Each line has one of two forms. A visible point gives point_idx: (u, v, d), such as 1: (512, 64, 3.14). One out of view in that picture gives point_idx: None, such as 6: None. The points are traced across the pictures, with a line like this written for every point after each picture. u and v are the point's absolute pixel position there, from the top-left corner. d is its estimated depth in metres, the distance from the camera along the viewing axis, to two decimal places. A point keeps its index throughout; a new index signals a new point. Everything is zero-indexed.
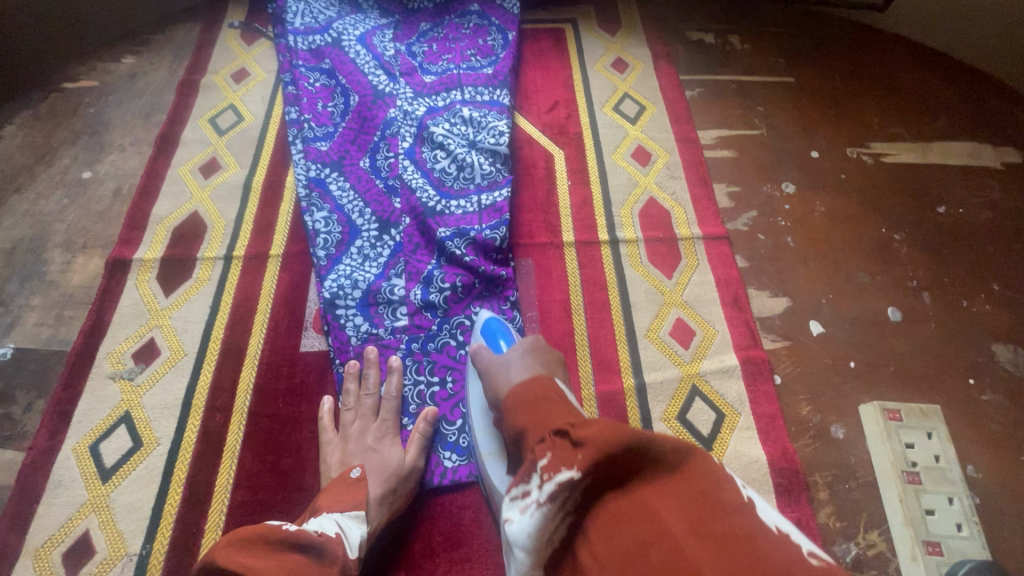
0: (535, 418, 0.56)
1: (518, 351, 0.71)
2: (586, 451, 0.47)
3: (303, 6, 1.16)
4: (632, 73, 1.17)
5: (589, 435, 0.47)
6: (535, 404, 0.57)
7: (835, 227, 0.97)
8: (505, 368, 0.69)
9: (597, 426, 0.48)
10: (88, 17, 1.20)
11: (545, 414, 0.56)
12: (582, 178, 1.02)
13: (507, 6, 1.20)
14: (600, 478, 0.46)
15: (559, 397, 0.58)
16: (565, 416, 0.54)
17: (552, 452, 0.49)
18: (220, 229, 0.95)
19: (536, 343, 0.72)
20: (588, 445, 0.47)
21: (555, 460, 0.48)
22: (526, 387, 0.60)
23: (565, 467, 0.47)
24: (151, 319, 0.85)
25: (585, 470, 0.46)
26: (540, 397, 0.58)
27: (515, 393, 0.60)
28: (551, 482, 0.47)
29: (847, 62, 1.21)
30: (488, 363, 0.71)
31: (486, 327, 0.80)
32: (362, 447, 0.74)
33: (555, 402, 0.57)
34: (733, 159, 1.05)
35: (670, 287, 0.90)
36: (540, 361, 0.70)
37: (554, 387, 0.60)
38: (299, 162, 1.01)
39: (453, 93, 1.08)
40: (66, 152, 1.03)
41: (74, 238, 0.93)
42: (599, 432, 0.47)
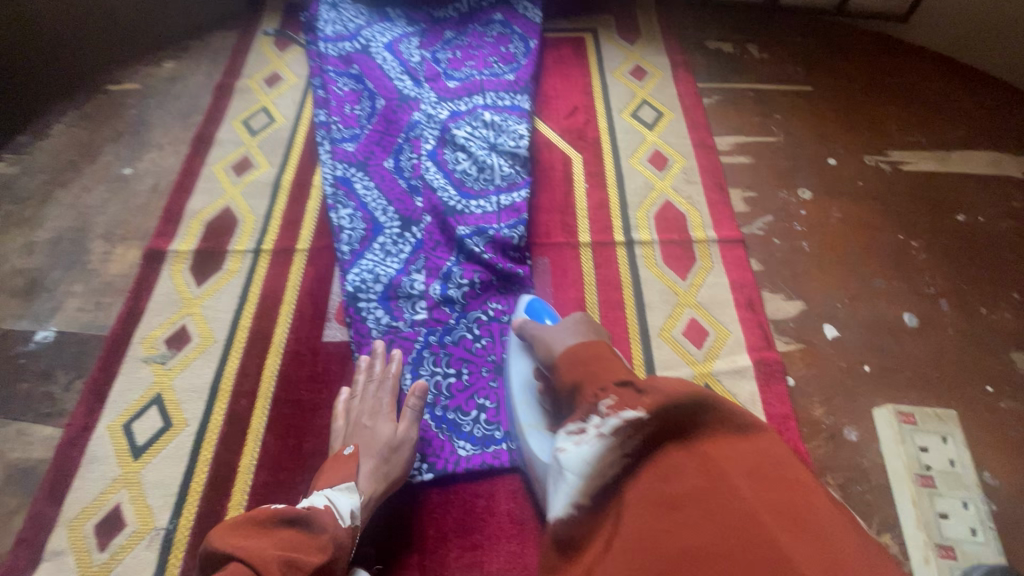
0: (594, 370, 0.60)
1: (570, 318, 0.73)
2: (654, 399, 0.51)
3: (334, 15, 1.22)
4: (651, 80, 1.20)
5: (660, 387, 0.52)
6: (595, 361, 0.62)
7: (852, 233, 0.97)
8: (559, 331, 0.71)
9: (663, 382, 0.53)
10: (131, 25, 1.26)
11: (599, 369, 0.60)
12: (599, 182, 1.04)
13: (529, 15, 1.24)
14: (664, 427, 0.50)
15: (615, 358, 0.62)
16: (625, 374, 0.59)
17: (616, 396, 0.54)
18: (251, 224, 0.99)
19: (587, 316, 0.73)
20: (655, 395, 0.51)
21: (620, 402, 0.53)
22: (586, 346, 0.64)
23: (632, 408, 0.51)
24: (183, 307, 0.89)
25: (651, 413, 0.50)
26: (600, 356, 0.62)
27: (574, 350, 0.65)
28: (617, 417, 0.51)
29: (866, 71, 1.21)
30: (540, 329, 0.74)
31: (529, 307, 0.83)
32: (357, 426, 0.76)
33: (617, 361, 0.62)
34: (750, 164, 1.07)
35: (684, 288, 0.91)
36: (592, 330, 0.71)
37: (609, 349, 0.63)
38: (326, 162, 1.05)
39: (475, 97, 1.12)
40: (109, 149, 1.09)
41: (114, 230, 0.98)
42: (666, 386, 0.52)
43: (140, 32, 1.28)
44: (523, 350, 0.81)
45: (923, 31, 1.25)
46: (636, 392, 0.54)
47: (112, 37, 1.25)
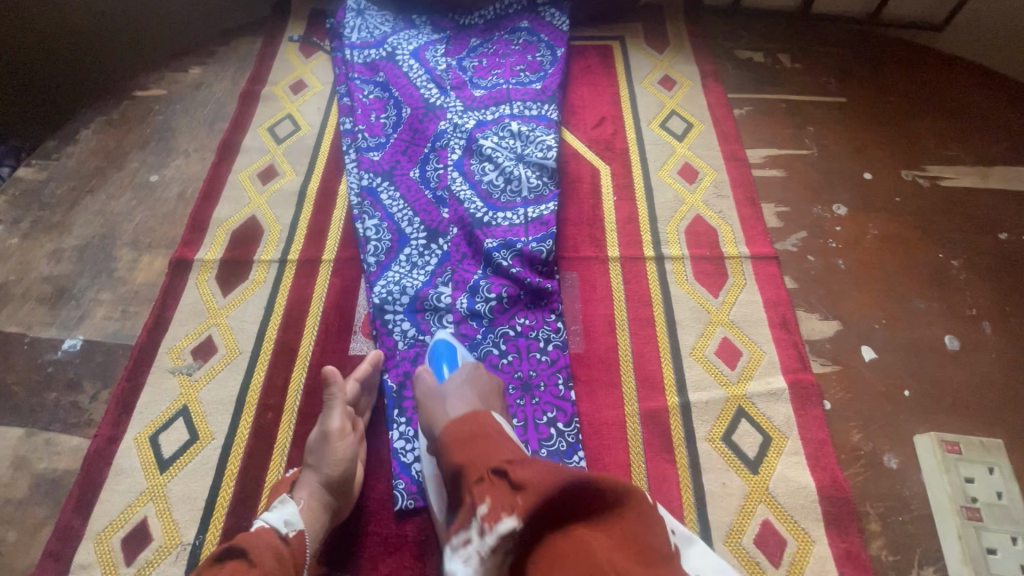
0: (471, 455, 0.59)
1: (458, 378, 0.72)
2: (526, 497, 0.50)
3: (360, 21, 1.21)
4: (680, 90, 1.18)
5: (529, 479, 0.51)
6: (471, 444, 0.61)
7: (889, 251, 0.95)
8: (443, 397, 0.70)
9: (534, 472, 0.52)
10: (157, 29, 1.27)
11: (479, 449, 0.59)
12: (628, 195, 1.02)
13: (557, 23, 1.22)
14: (539, 519, 0.48)
15: (494, 433, 0.62)
16: (503, 453, 0.58)
17: (490, 497, 0.52)
18: (276, 234, 0.98)
19: (474, 372, 0.74)
20: (529, 490, 0.50)
21: (494, 506, 0.51)
22: (464, 425, 0.64)
23: (506, 515, 0.50)
24: (209, 317, 0.89)
25: (523, 516, 0.49)
26: (476, 435, 0.62)
27: (451, 430, 0.64)
28: (493, 531, 0.50)
29: (902, 82, 1.19)
30: (426, 391, 0.72)
31: (433, 350, 0.80)
32: None
33: (493, 440, 0.61)
34: (782, 179, 1.04)
35: (716, 306, 0.89)
36: (476, 392, 0.71)
37: (491, 423, 0.64)
38: (352, 171, 1.04)
39: (502, 107, 1.10)
40: (136, 156, 1.09)
41: (141, 238, 0.98)
42: (537, 477, 0.51)
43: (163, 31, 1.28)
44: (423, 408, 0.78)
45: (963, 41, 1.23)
46: (509, 488, 0.52)
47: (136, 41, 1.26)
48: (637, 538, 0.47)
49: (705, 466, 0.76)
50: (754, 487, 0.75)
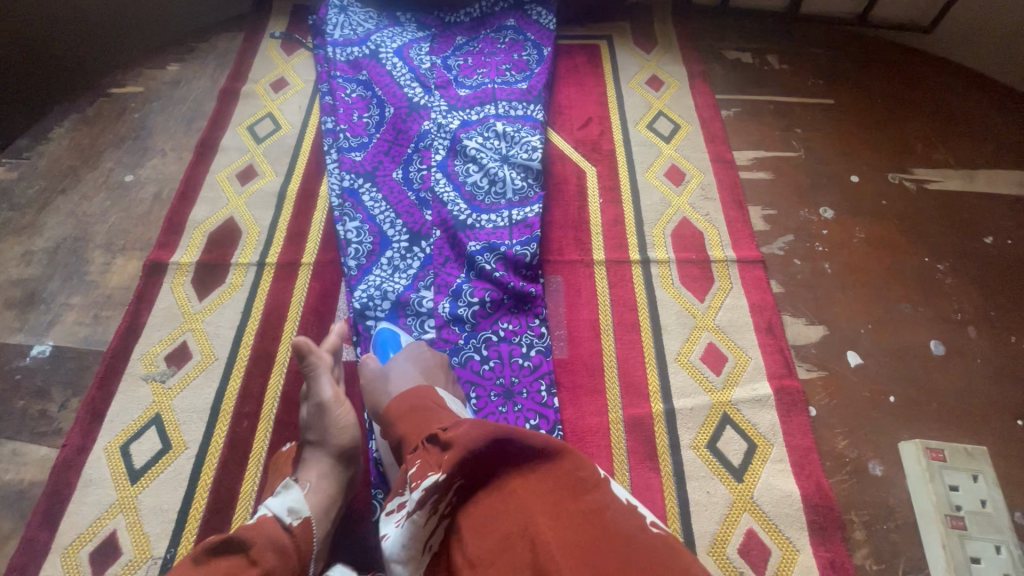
0: (410, 426, 0.59)
1: (399, 359, 0.74)
2: (452, 454, 0.48)
3: (343, 18, 1.19)
4: (667, 91, 1.16)
5: (459, 435, 0.48)
6: (410, 414, 0.60)
7: (876, 255, 0.94)
8: (386, 377, 0.73)
9: (461, 425, 0.50)
10: (130, 22, 1.23)
11: (421, 421, 0.59)
12: (614, 197, 1.01)
13: (544, 21, 1.21)
14: (467, 473, 0.48)
15: (435, 401, 0.62)
16: (439, 421, 0.58)
17: (420, 460, 0.51)
18: (254, 236, 0.96)
19: (420, 351, 0.76)
20: (455, 447, 0.48)
21: (422, 467, 0.50)
22: (403, 397, 0.63)
23: (433, 471, 0.48)
24: (184, 322, 0.87)
25: (451, 472, 0.47)
26: (415, 405, 0.61)
27: (393, 403, 0.63)
28: (417, 489, 0.48)
29: (890, 84, 1.18)
30: (372, 375, 0.74)
31: (379, 337, 0.82)
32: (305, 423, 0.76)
33: (431, 409, 0.60)
34: (769, 181, 1.03)
35: (701, 311, 0.88)
36: (420, 368, 0.73)
37: (432, 394, 0.64)
38: (333, 172, 1.02)
39: (487, 107, 1.09)
40: (111, 155, 1.06)
41: (114, 240, 0.95)
42: (464, 431, 0.49)
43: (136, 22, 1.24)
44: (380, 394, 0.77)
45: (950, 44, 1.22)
46: (438, 449, 0.50)
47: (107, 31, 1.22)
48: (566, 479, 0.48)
49: (689, 475, 0.75)
50: (738, 496, 0.74)
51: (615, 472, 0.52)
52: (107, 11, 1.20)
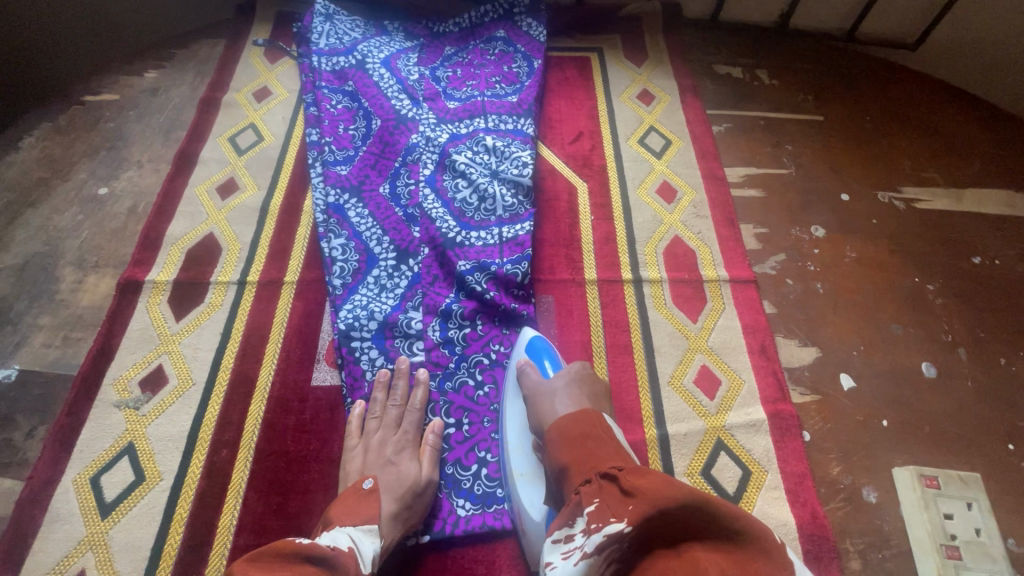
0: (579, 455, 0.59)
1: (564, 379, 0.73)
2: (638, 505, 0.47)
3: (328, 26, 1.16)
4: (658, 105, 1.15)
5: (643, 488, 0.48)
6: (580, 440, 0.61)
7: (867, 274, 0.94)
8: (552, 396, 0.72)
9: (648, 479, 0.49)
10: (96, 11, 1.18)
11: (589, 453, 0.59)
12: (605, 214, 0.99)
13: (533, 33, 1.19)
14: (651, 530, 0.45)
15: (609, 436, 0.62)
16: (614, 459, 0.57)
17: (600, 498, 0.51)
18: (235, 253, 0.92)
19: (584, 373, 0.75)
20: (639, 499, 0.47)
21: (603, 508, 0.50)
22: (573, 421, 0.64)
23: (614, 520, 0.47)
24: (160, 345, 0.83)
25: (637, 523, 0.45)
26: (587, 434, 0.62)
27: (563, 425, 0.64)
28: (598, 532, 0.47)
29: (877, 101, 1.19)
30: (533, 387, 0.74)
31: (530, 345, 0.80)
32: (381, 460, 0.73)
33: (607, 443, 0.60)
34: (762, 198, 1.03)
35: (694, 332, 0.87)
36: (585, 393, 0.73)
37: (602, 424, 0.64)
38: (318, 186, 0.99)
39: (477, 120, 1.07)
40: (84, 166, 1.02)
41: (86, 256, 0.91)
42: (651, 486, 0.48)
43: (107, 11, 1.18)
44: (518, 394, 0.78)
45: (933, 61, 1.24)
46: (619, 493, 0.50)
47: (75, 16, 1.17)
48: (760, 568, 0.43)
49: None
50: None
51: None
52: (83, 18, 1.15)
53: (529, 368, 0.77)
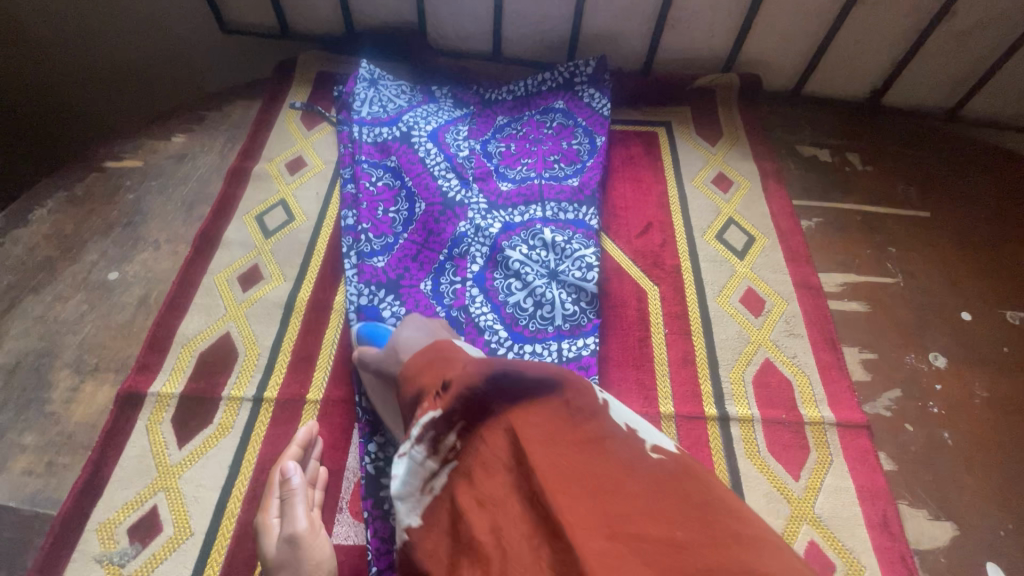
0: (427, 377, 0.57)
1: (405, 329, 0.72)
2: (453, 397, 0.52)
3: (372, 93, 1.06)
4: (737, 193, 1.02)
5: (455, 378, 0.53)
6: (426, 365, 0.58)
7: (1004, 423, 0.77)
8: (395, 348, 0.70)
9: (461, 369, 0.53)
10: (143, 57, 1.21)
11: (429, 364, 0.58)
12: (681, 327, 0.85)
13: (597, 105, 1.06)
14: (464, 408, 0.51)
15: (454, 351, 0.59)
16: (449, 366, 0.57)
17: (430, 402, 0.54)
18: (253, 361, 0.80)
19: (413, 319, 0.74)
20: (453, 388, 0.52)
21: (432, 411, 0.53)
22: (421, 352, 0.61)
23: (430, 409, 0.53)
24: (157, 478, 0.70)
25: (448, 409, 0.52)
26: (433, 357, 0.59)
27: (408, 361, 0.61)
28: (417, 426, 0.53)
29: (989, 194, 1.04)
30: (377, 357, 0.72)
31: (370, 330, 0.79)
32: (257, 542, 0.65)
33: (447, 357, 0.58)
34: (865, 314, 0.87)
35: (797, 493, 0.71)
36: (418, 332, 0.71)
37: (443, 345, 0.61)
38: (351, 280, 0.87)
39: (533, 207, 0.94)
40: (96, 245, 0.92)
41: (86, 357, 0.80)
42: (463, 373, 0.53)
43: (148, 58, 1.21)
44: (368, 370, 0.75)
45: None
46: (442, 389, 0.54)
47: (123, 62, 1.21)
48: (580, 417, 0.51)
49: None
50: None
51: (616, 398, 0.54)
52: (137, 67, 1.22)
53: (363, 350, 0.75)
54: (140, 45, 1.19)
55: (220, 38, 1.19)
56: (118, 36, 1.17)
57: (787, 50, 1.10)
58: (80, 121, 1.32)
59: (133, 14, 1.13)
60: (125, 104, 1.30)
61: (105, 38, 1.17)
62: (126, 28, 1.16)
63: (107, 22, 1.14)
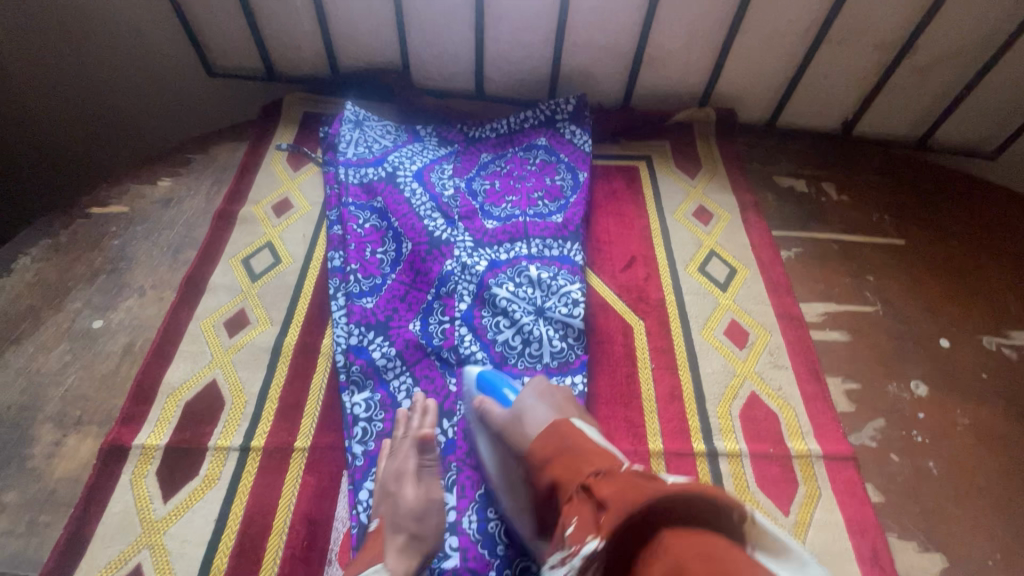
0: (562, 470, 0.61)
1: (526, 398, 0.72)
2: (607, 517, 0.50)
3: (357, 134, 1.07)
4: (717, 225, 1.04)
5: (609, 495, 0.52)
6: (555, 456, 0.63)
7: (986, 449, 0.79)
8: (520, 416, 0.70)
9: (615, 488, 0.53)
10: (129, 103, 1.23)
11: (567, 466, 0.61)
12: (668, 362, 0.86)
13: (578, 142, 1.09)
14: (623, 536, 0.48)
15: (579, 439, 0.64)
16: (588, 466, 0.59)
17: (577, 517, 0.53)
18: (239, 409, 0.80)
19: (541, 386, 0.74)
20: (609, 507, 0.51)
21: (582, 526, 0.52)
22: (545, 437, 0.66)
23: (588, 536, 0.50)
24: (141, 535, 0.69)
25: (607, 536, 0.48)
26: (559, 448, 0.64)
27: (537, 445, 0.66)
28: (576, 555, 0.49)
29: (961, 221, 1.07)
30: (500, 424, 0.73)
31: (482, 378, 0.80)
32: (382, 490, 0.69)
33: (577, 448, 0.63)
34: (846, 343, 0.89)
35: (787, 529, 0.72)
36: (548, 404, 0.71)
37: (572, 433, 0.65)
38: (339, 323, 0.87)
39: (518, 244, 0.96)
40: (80, 293, 0.91)
41: (69, 409, 0.79)
42: (616, 494, 0.52)
43: (134, 103, 1.23)
44: (485, 431, 0.77)
45: (1011, 173, 1.17)
46: (593, 505, 0.53)
47: (105, 105, 1.22)
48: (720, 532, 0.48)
49: None
50: None
51: (790, 560, 0.49)
52: (115, 112, 1.24)
53: (485, 402, 0.76)
54: (122, 89, 1.20)
55: (206, 81, 1.21)
56: (102, 81, 1.18)
57: (761, 85, 1.14)
58: (57, 164, 1.31)
59: (116, 58, 1.15)
60: (106, 144, 1.30)
61: (86, 84, 1.18)
62: (109, 73, 1.17)
63: (91, 67, 1.16)
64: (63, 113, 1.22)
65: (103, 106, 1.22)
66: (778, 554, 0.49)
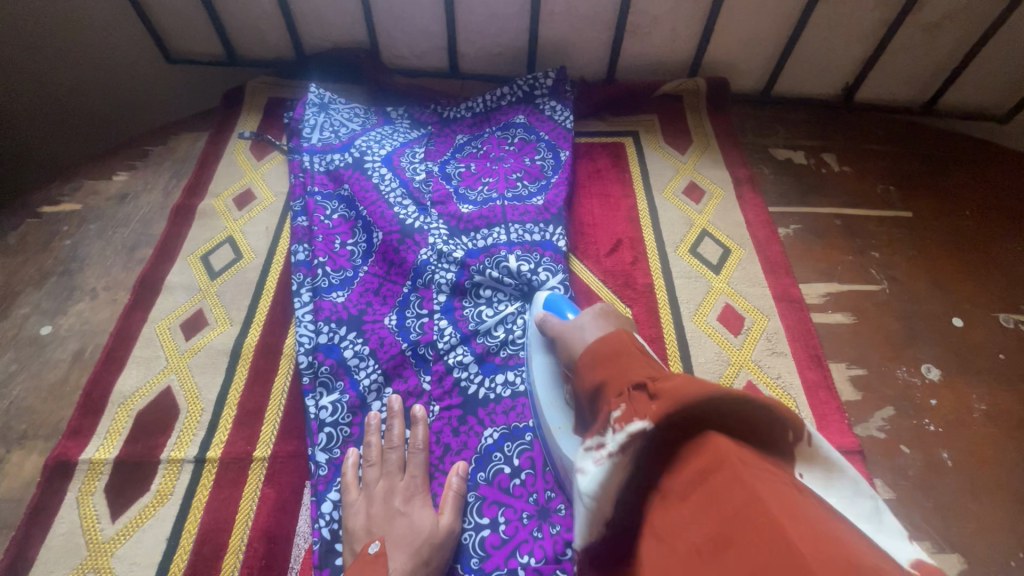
0: (613, 369, 0.57)
1: (589, 314, 0.67)
2: (661, 404, 0.46)
3: (323, 118, 1.00)
4: (710, 203, 0.97)
5: (668, 388, 0.47)
6: (613, 357, 0.59)
7: (1006, 437, 0.72)
8: (578, 327, 0.66)
9: (676, 382, 0.47)
10: (90, 95, 1.16)
11: (621, 367, 0.57)
12: (657, 351, 0.80)
13: (559, 118, 1.01)
14: (671, 427, 0.44)
15: (639, 349, 0.59)
16: (643, 369, 0.55)
17: (626, 404, 0.50)
18: (195, 418, 0.74)
19: (609, 308, 0.69)
20: (665, 399, 0.46)
21: (631, 412, 0.48)
22: (603, 343, 0.61)
23: (638, 419, 0.47)
24: (88, 557, 0.64)
25: (659, 419, 0.45)
26: (618, 351, 0.59)
27: (595, 346, 0.62)
28: (623, 432, 0.47)
29: (975, 188, 1.00)
30: (557, 329, 0.69)
31: (548, 303, 0.76)
32: (389, 511, 0.64)
33: (636, 355, 0.58)
34: (851, 326, 0.82)
35: None
36: (614, 322, 0.66)
37: (635, 344, 0.60)
38: (304, 321, 0.81)
39: (496, 230, 0.88)
40: (28, 298, 0.85)
41: (13, 423, 0.74)
42: (676, 386, 0.47)
43: (92, 94, 1.16)
44: (545, 348, 0.73)
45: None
46: (648, 396, 0.49)
47: (62, 97, 1.16)
48: (770, 443, 0.44)
49: None
50: None
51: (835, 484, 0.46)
52: (74, 104, 1.17)
53: (547, 315, 0.72)
54: (77, 79, 1.13)
55: (164, 68, 1.14)
56: (56, 73, 1.12)
57: (754, 51, 1.06)
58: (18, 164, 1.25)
59: (66, 47, 1.08)
60: (65, 141, 1.23)
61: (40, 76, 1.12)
62: (63, 62, 1.10)
63: (43, 57, 1.09)
64: (20, 109, 1.16)
65: (60, 98, 1.16)
66: (824, 473, 0.47)
